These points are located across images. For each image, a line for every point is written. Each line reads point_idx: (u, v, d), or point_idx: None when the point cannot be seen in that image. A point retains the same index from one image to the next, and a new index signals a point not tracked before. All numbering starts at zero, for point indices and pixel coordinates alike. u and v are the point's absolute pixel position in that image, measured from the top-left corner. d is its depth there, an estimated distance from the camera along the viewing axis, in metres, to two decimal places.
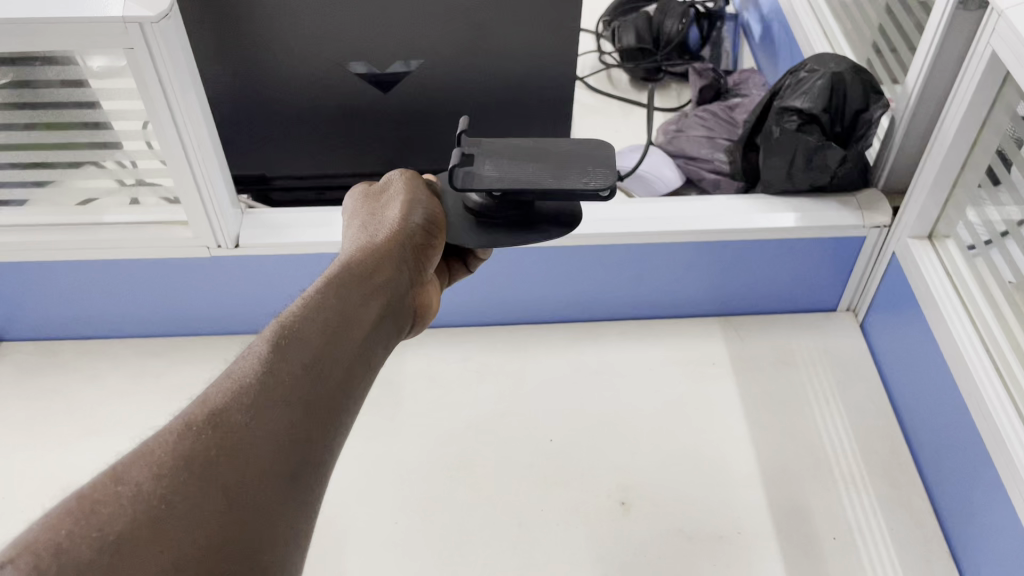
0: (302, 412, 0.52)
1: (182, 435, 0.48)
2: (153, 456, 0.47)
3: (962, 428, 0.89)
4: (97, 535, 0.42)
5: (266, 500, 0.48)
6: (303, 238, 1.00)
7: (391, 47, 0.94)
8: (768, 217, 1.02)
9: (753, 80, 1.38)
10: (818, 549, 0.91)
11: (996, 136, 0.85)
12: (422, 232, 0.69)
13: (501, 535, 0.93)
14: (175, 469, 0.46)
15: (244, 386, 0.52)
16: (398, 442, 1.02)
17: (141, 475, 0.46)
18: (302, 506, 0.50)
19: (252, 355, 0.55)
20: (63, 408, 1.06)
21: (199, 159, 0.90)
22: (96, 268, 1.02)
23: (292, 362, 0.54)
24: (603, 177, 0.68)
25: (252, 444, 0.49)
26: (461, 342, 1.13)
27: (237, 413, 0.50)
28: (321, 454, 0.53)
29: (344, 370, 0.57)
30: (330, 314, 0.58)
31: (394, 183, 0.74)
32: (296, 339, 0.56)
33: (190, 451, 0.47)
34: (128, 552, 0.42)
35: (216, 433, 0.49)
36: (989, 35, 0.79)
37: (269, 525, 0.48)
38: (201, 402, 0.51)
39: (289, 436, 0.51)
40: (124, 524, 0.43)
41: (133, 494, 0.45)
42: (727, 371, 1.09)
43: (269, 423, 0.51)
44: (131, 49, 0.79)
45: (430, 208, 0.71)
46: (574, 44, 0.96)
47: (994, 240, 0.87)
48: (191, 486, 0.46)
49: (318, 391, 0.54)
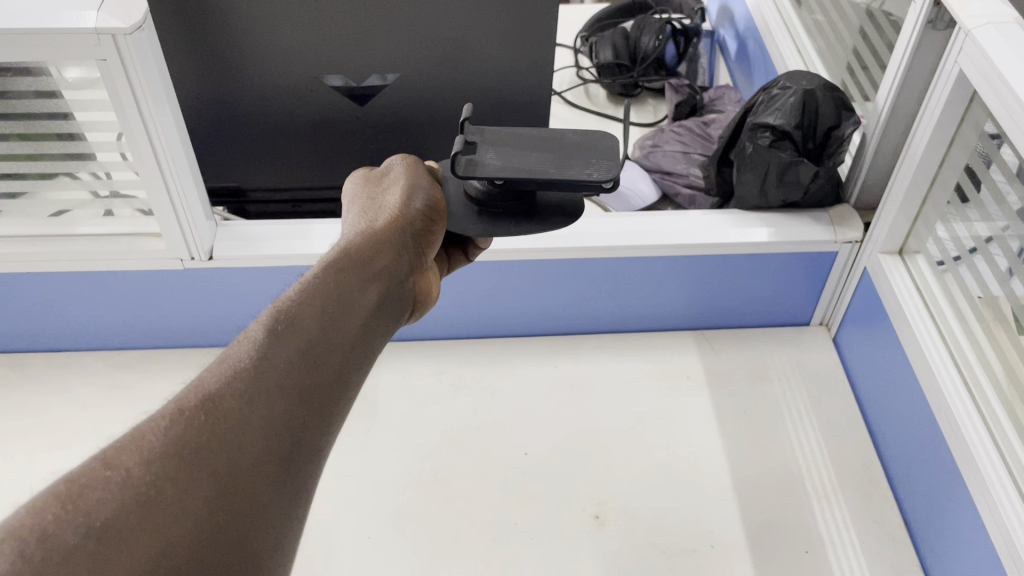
0: (296, 399, 0.53)
1: (173, 419, 0.48)
2: (144, 441, 0.47)
3: (932, 440, 0.90)
4: (84, 522, 0.42)
5: (256, 492, 0.48)
6: (275, 249, 0.99)
7: (368, 62, 0.94)
8: (742, 231, 1.03)
9: (728, 96, 1.40)
10: (791, 562, 0.91)
11: (964, 153, 0.86)
12: (422, 218, 0.70)
13: (474, 549, 0.93)
14: (164, 455, 0.46)
15: (237, 372, 0.52)
16: (371, 456, 1.01)
17: (131, 460, 0.46)
18: (290, 497, 0.50)
19: (249, 338, 0.55)
20: (30, 421, 1.05)
21: (172, 171, 0.90)
22: (65, 282, 1.01)
23: (288, 348, 0.54)
24: (607, 170, 0.67)
25: (245, 433, 0.49)
26: (436, 355, 1.13)
27: (231, 398, 0.50)
28: (313, 446, 0.53)
29: (340, 356, 0.57)
30: (329, 297, 0.59)
31: (394, 168, 0.74)
32: (293, 324, 0.56)
33: (180, 437, 0.47)
34: (115, 539, 0.42)
35: (208, 419, 0.49)
36: (957, 54, 0.80)
37: (259, 517, 0.48)
38: (194, 386, 0.51)
39: (282, 425, 0.51)
40: (111, 510, 0.43)
41: (122, 480, 0.45)
42: (700, 384, 1.09)
43: (262, 409, 0.51)
44: (104, 60, 0.78)
45: (431, 192, 0.72)
46: (549, 59, 0.97)
47: (963, 256, 0.88)
48: (182, 471, 0.46)
49: (313, 377, 0.54)
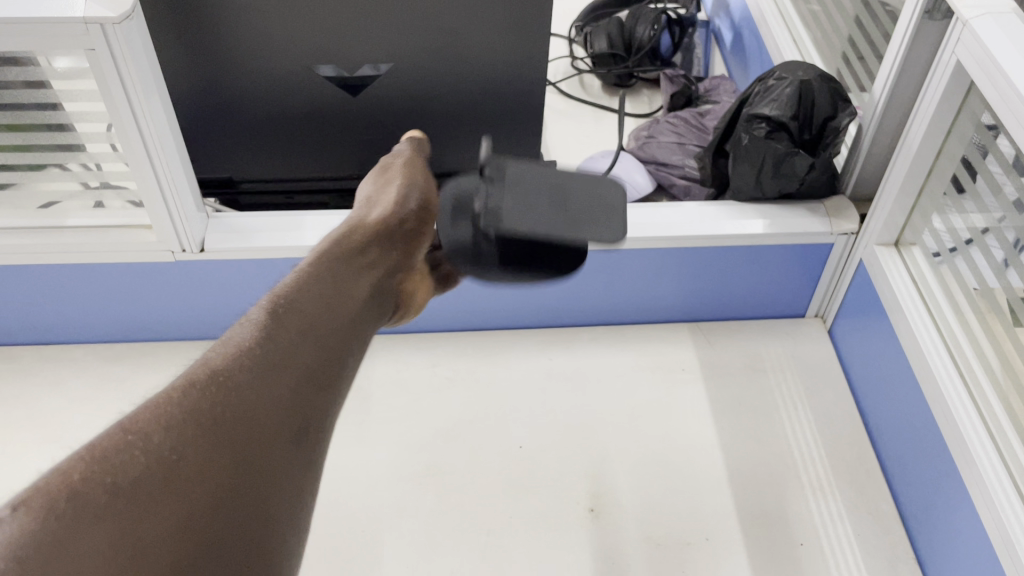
0: (303, 376, 0.55)
1: (185, 391, 0.50)
2: (159, 411, 0.48)
3: (927, 432, 0.90)
4: (109, 482, 0.44)
5: (271, 460, 0.50)
6: (267, 242, 0.99)
7: (361, 52, 0.93)
8: (737, 223, 1.02)
9: (724, 87, 1.38)
10: (785, 554, 0.91)
11: (960, 145, 0.85)
12: (411, 218, 0.73)
13: (468, 542, 0.92)
14: (182, 422, 0.48)
15: (245, 349, 0.54)
16: (365, 449, 1.01)
17: (152, 426, 0.47)
18: (303, 467, 0.52)
19: (251, 319, 0.57)
20: (20, 413, 1.04)
21: (163, 162, 0.89)
22: (55, 274, 1.00)
23: (294, 327, 0.56)
24: (613, 232, 0.72)
25: (258, 404, 0.51)
26: (430, 348, 1.12)
27: (239, 372, 0.52)
28: (321, 422, 0.55)
29: (342, 336, 0.59)
30: (326, 283, 0.61)
31: (383, 174, 0.78)
32: (296, 305, 0.58)
33: (197, 405, 0.49)
34: (141, 497, 0.44)
35: (222, 389, 0.51)
36: (954, 44, 0.79)
37: (277, 483, 0.49)
38: (203, 363, 0.53)
39: (292, 398, 0.53)
40: (136, 472, 0.45)
41: (144, 444, 0.46)
42: (695, 376, 1.09)
43: (273, 383, 0.53)
44: (92, 50, 0.77)
45: (421, 195, 0.76)
46: (544, 49, 0.96)
47: (959, 248, 0.88)
48: (199, 439, 0.48)
49: (318, 356, 0.56)
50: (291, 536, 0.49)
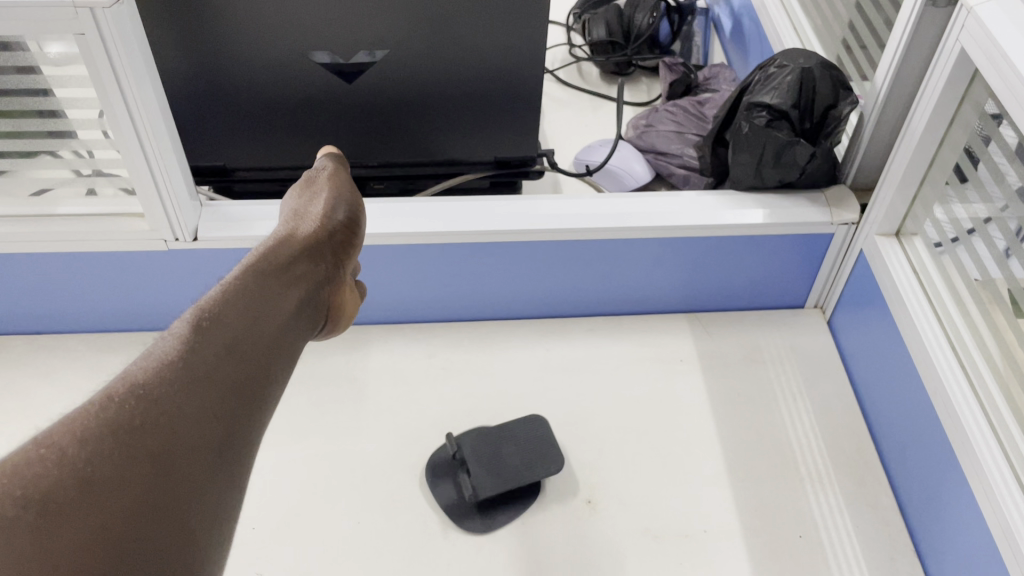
0: (223, 390, 0.61)
1: (104, 405, 0.56)
2: (77, 423, 0.54)
3: (927, 424, 0.89)
4: (22, 495, 0.50)
5: (186, 472, 0.56)
6: (261, 231, 0.97)
7: (356, 37, 0.92)
8: (737, 213, 1.01)
9: (723, 75, 1.36)
10: (784, 547, 0.91)
11: (963, 134, 0.84)
12: (341, 229, 0.81)
13: (465, 533, 0.91)
14: (99, 437, 0.54)
15: (163, 364, 0.60)
16: (361, 440, 1.00)
17: (66, 440, 0.53)
18: (221, 476, 0.58)
19: (176, 332, 0.63)
20: (12, 404, 1.03)
21: (155, 149, 0.87)
22: (46, 263, 0.99)
23: (214, 343, 0.63)
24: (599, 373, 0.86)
25: (176, 417, 0.57)
26: (426, 337, 1.11)
27: (160, 386, 0.58)
28: (241, 432, 0.62)
29: (262, 351, 0.66)
30: (250, 298, 0.68)
31: (321, 180, 0.86)
32: (217, 321, 0.64)
33: (112, 419, 0.55)
34: (55, 511, 0.50)
35: (138, 405, 0.56)
36: (958, 32, 0.78)
37: (194, 491, 0.56)
38: (122, 378, 0.59)
39: (210, 412, 0.60)
40: (49, 484, 0.51)
41: (57, 458, 0.52)
42: (693, 367, 1.08)
43: (191, 399, 0.59)
44: (82, 35, 0.76)
45: (352, 206, 0.84)
46: (542, 35, 0.94)
47: (961, 238, 0.87)
48: (115, 450, 0.54)
49: (238, 370, 0.63)
50: (206, 544, 0.55)
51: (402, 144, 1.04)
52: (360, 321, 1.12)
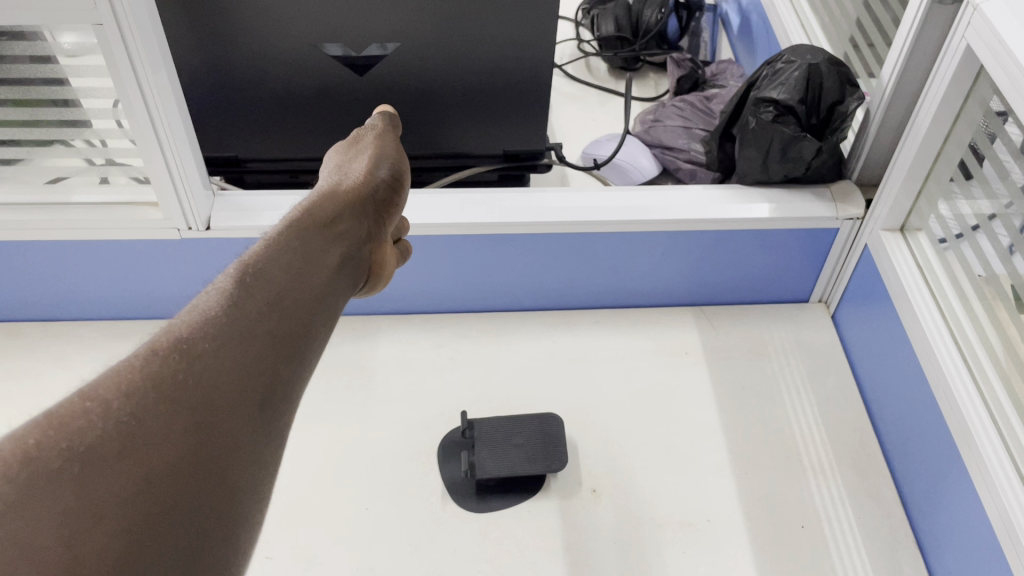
0: (268, 344, 0.61)
1: (148, 358, 0.55)
2: (120, 377, 0.53)
3: (929, 417, 0.90)
4: (66, 446, 0.48)
5: (229, 427, 0.55)
6: (273, 220, 0.98)
7: (368, 30, 0.93)
8: (744, 207, 1.02)
9: (730, 71, 1.38)
10: (786, 536, 0.92)
11: (968, 130, 0.85)
12: (383, 186, 0.84)
13: (472, 521, 0.93)
14: (143, 389, 0.52)
15: (208, 318, 0.59)
16: (369, 429, 1.01)
17: (110, 393, 0.51)
18: (263, 433, 0.57)
19: (219, 289, 0.63)
20: (26, 389, 1.04)
21: (169, 138, 0.89)
22: (60, 251, 1.00)
23: (258, 298, 0.63)
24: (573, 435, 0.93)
25: (219, 371, 0.56)
26: (434, 328, 1.12)
27: (202, 341, 0.57)
28: (284, 389, 0.61)
29: (307, 308, 0.66)
30: (294, 255, 0.68)
31: (365, 140, 0.88)
32: (259, 277, 0.64)
33: (156, 372, 0.54)
34: (97, 463, 0.48)
35: (182, 359, 0.55)
36: (964, 29, 0.78)
37: (235, 449, 0.54)
38: (166, 332, 0.58)
39: (256, 366, 0.59)
40: (94, 436, 0.49)
41: (101, 411, 0.50)
42: (698, 360, 1.09)
43: (235, 353, 0.58)
44: (100, 25, 0.77)
45: (392, 166, 0.86)
46: (551, 30, 0.95)
47: (965, 234, 0.88)
48: (160, 403, 0.52)
49: (283, 324, 0.63)
50: (247, 503, 0.54)
51: (411, 136, 1.06)
52: (369, 311, 1.13)
